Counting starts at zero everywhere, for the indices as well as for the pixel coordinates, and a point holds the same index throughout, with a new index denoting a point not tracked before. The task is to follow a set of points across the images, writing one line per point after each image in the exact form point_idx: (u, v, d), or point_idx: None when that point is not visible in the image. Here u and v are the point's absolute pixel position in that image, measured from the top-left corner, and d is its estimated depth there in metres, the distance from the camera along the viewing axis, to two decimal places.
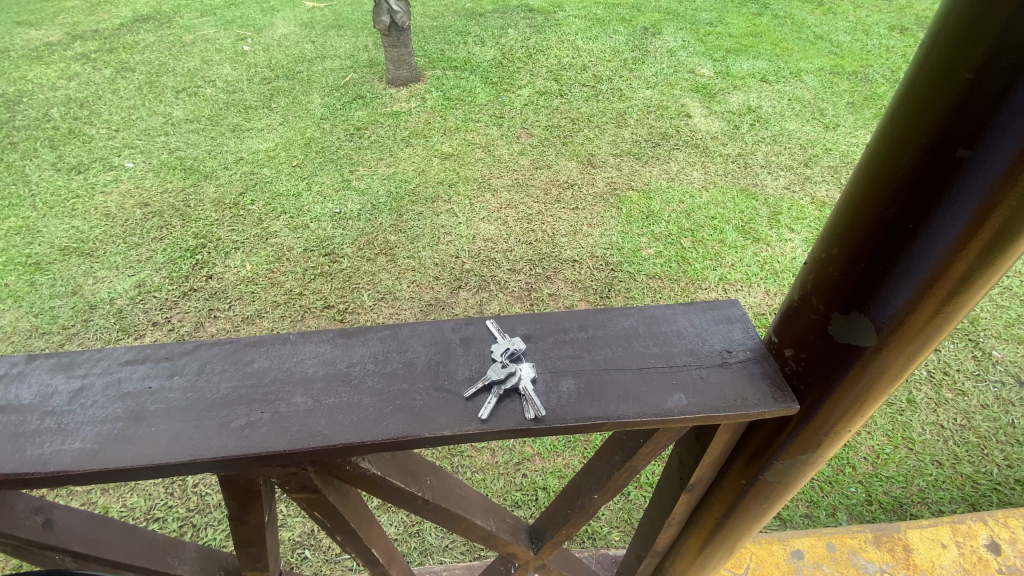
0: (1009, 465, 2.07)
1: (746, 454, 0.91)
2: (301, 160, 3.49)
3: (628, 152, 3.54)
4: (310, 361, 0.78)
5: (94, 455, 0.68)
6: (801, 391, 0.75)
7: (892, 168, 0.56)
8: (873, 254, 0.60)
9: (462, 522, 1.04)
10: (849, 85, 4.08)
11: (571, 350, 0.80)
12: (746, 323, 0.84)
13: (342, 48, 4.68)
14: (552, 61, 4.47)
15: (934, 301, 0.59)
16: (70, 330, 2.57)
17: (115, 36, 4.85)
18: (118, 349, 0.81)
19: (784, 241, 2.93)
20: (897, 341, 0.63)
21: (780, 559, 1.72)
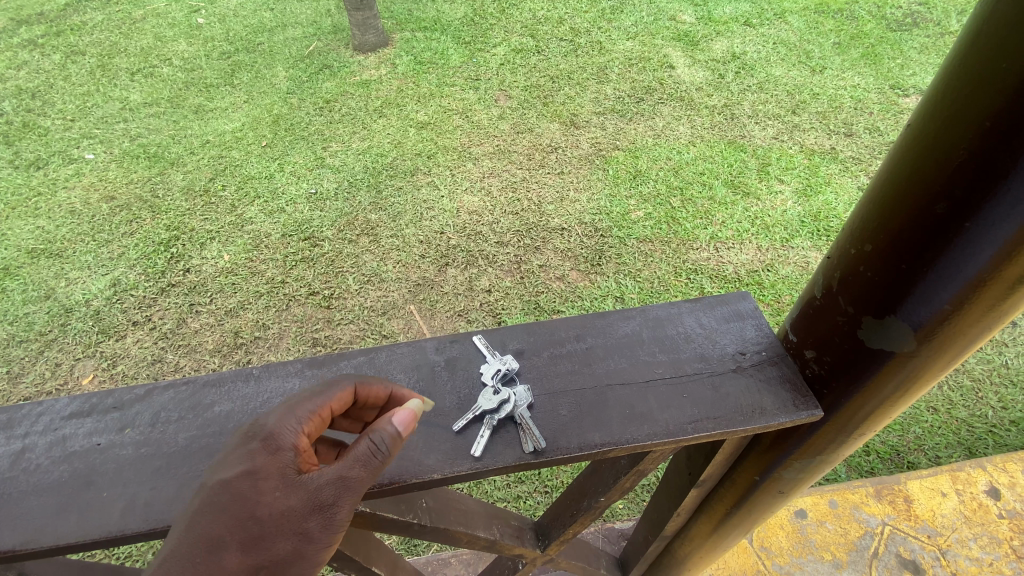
0: (1003, 407, 2.05)
1: (759, 452, 0.85)
2: (270, 139, 3.30)
3: (612, 109, 3.38)
4: (278, 402, 0.70)
5: (41, 531, 0.60)
6: (822, 394, 0.68)
7: (943, 152, 0.48)
8: (913, 254, 0.52)
9: (464, 537, 0.99)
10: (835, 23, 3.90)
11: (570, 365, 0.72)
12: (759, 318, 0.77)
13: (303, 14, 4.38)
14: (526, 15, 4.22)
15: (981, 304, 0.51)
16: (48, 337, 2.45)
17: (60, 16, 4.49)
18: (61, 400, 0.71)
19: (775, 193, 2.84)
20: (936, 346, 0.56)
21: (784, 519, 1.71)
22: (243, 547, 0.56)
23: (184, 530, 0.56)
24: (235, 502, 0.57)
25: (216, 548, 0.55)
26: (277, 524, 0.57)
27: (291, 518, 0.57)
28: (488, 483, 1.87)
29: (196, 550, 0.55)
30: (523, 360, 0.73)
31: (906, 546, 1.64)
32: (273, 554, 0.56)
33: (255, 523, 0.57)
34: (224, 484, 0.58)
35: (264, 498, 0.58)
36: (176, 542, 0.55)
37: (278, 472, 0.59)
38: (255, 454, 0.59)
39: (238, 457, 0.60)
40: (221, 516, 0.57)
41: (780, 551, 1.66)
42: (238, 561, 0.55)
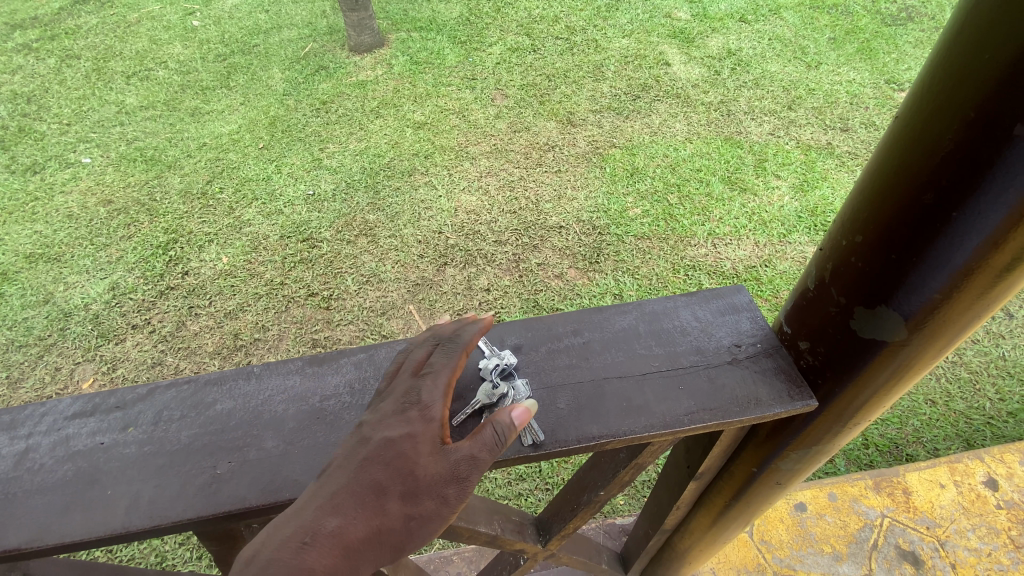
0: (1001, 399, 2.07)
1: (756, 443, 0.86)
2: (267, 141, 3.30)
3: (608, 107, 3.39)
4: (279, 399, 0.71)
5: (46, 530, 0.61)
6: (817, 384, 0.69)
7: (930, 143, 0.48)
8: (903, 245, 0.53)
9: (466, 532, 1.00)
10: (830, 19, 3.91)
11: (568, 359, 0.74)
12: (754, 311, 0.78)
13: (298, 15, 4.38)
14: (522, 14, 4.23)
15: (971, 292, 0.52)
16: (48, 341, 2.45)
17: (54, 20, 4.48)
18: (64, 400, 0.72)
19: (771, 189, 2.85)
20: (926, 335, 0.57)
21: (783, 513, 1.72)
22: (398, 499, 0.59)
23: (346, 474, 0.59)
24: (390, 458, 0.60)
25: (373, 495, 0.58)
26: (423, 484, 0.59)
27: (434, 482, 0.59)
28: (489, 481, 1.88)
29: (362, 496, 0.58)
30: (522, 355, 0.74)
31: (905, 538, 1.65)
32: (417, 511, 0.59)
33: (406, 478, 0.59)
34: (379, 438, 0.61)
35: (417, 457, 0.60)
36: (339, 483, 0.59)
37: (429, 437, 0.61)
38: (411, 419, 0.62)
39: (391, 418, 0.62)
40: (378, 467, 0.60)
41: (780, 544, 1.67)
42: (389, 512, 0.58)
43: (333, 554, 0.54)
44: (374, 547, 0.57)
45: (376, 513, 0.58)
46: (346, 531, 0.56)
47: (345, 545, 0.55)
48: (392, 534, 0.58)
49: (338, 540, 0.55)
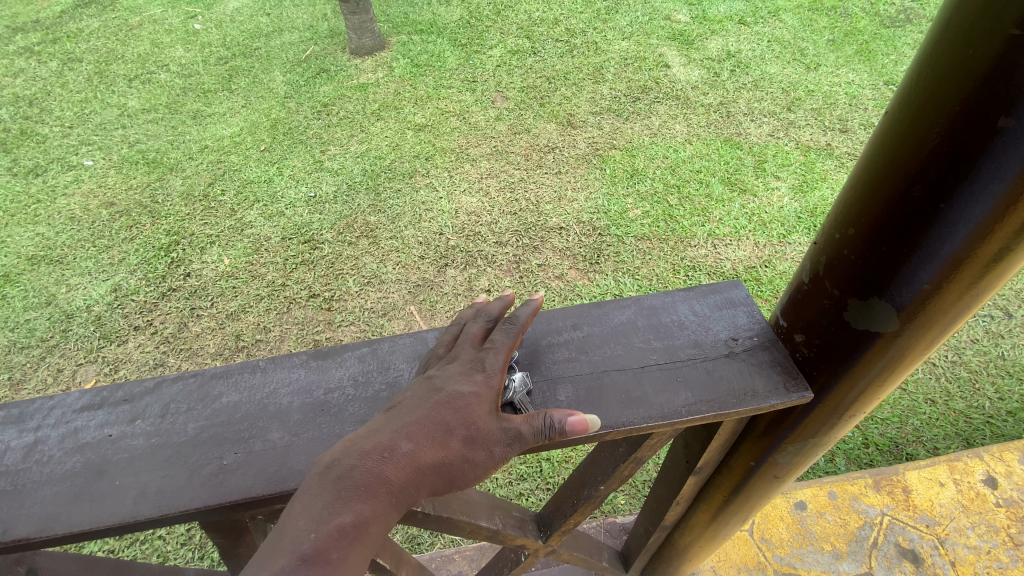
0: (1000, 398, 2.07)
1: (754, 437, 0.87)
2: (268, 144, 3.32)
3: (608, 109, 3.41)
4: (284, 392, 0.72)
5: (55, 519, 0.62)
6: (813, 376, 0.70)
7: (919, 137, 0.50)
8: (894, 237, 0.54)
9: (467, 527, 1.01)
10: (829, 21, 3.93)
11: (567, 352, 0.75)
12: (751, 305, 0.79)
13: (300, 19, 4.41)
14: (522, 17, 4.25)
15: (961, 283, 0.53)
16: (50, 343, 2.47)
17: (56, 24, 4.51)
18: (72, 394, 0.73)
19: (771, 189, 2.87)
20: (918, 326, 0.58)
21: (783, 511, 1.73)
22: (460, 440, 0.64)
23: (420, 410, 0.65)
24: (456, 405, 0.65)
25: (441, 433, 0.64)
26: (484, 432, 0.65)
27: (492, 434, 0.65)
28: (490, 480, 1.89)
29: (430, 432, 0.64)
30: (526, 349, 0.76)
31: (905, 536, 1.66)
32: (475, 454, 0.64)
33: (470, 424, 0.65)
34: (449, 385, 0.67)
35: (480, 408, 0.65)
36: (413, 416, 0.64)
37: (491, 397, 0.66)
38: (478, 379, 0.67)
39: (460, 375, 0.68)
40: (447, 410, 0.65)
41: (780, 542, 1.68)
42: (452, 450, 0.63)
43: (403, 472, 0.61)
44: (434, 476, 0.63)
45: (442, 449, 0.63)
46: (416, 458, 0.62)
47: (415, 467, 0.62)
48: (451, 469, 0.63)
49: (410, 464, 0.62)
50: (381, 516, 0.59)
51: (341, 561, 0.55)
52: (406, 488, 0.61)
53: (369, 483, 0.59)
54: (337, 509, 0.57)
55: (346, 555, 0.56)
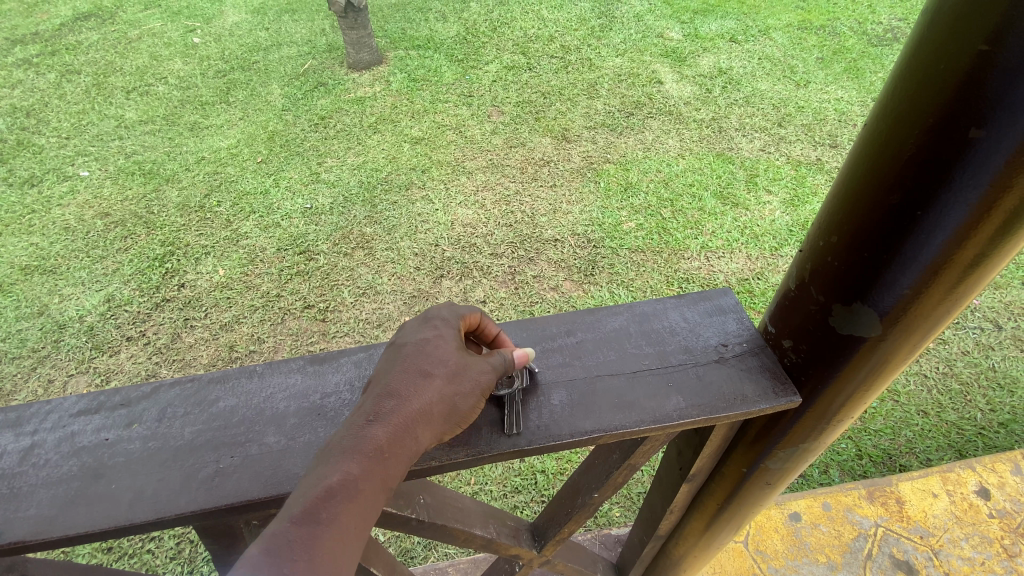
0: (991, 409, 2.09)
1: (744, 443, 0.88)
2: (265, 155, 3.34)
3: (603, 124, 3.47)
4: (280, 396, 0.73)
5: (51, 522, 0.62)
6: (801, 381, 0.72)
7: (896, 148, 0.52)
8: (876, 244, 0.56)
9: (461, 534, 1.02)
10: (818, 39, 4.03)
11: (561, 358, 0.78)
12: (740, 313, 0.81)
13: (298, 33, 4.46)
14: (518, 34, 4.33)
15: (940, 288, 0.55)
16: (41, 353, 2.45)
17: (55, 36, 4.54)
18: (69, 398, 0.74)
19: (763, 203, 2.91)
20: (900, 329, 0.60)
21: (778, 523, 1.73)
22: (441, 380, 0.68)
23: (396, 367, 0.69)
24: (429, 350, 0.71)
25: (421, 379, 0.68)
26: (462, 367, 0.70)
27: (471, 365, 0.70)
28: (485, 493, 1.89)
29: (411, 382, 0.68)
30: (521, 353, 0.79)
31: (900, 547, 1.66)
32: (460, 389, 0.68)
33: (445, 364, 0.70)
34: (414, 338, 0.72)
35: (448, 349, 0.71)
36: (392, 376, 0.69)
37: (454, 337, 0.73)
38: (437, 325, 0.74)
39: (420, 328, 0.74)
40: (419, 357, 0.70)
41: (775, 554, 1.68)
42: (436, 387, 0.67)
43: (391, 427, 0.64)
44: (424, 423, 0.66)
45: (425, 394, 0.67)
46: (398, 411, 0.65)
47: (401, 419, 0.65)
48: (442, 407, 0.67)
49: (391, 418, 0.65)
50: (371, 472, 0.61)
51: (337, 518, 0.58)
52: (396, 441, 0.64)
53: (356, 443, 0.63)
54: (326, 472, 0.60)
55: (340, 512, 0.58)
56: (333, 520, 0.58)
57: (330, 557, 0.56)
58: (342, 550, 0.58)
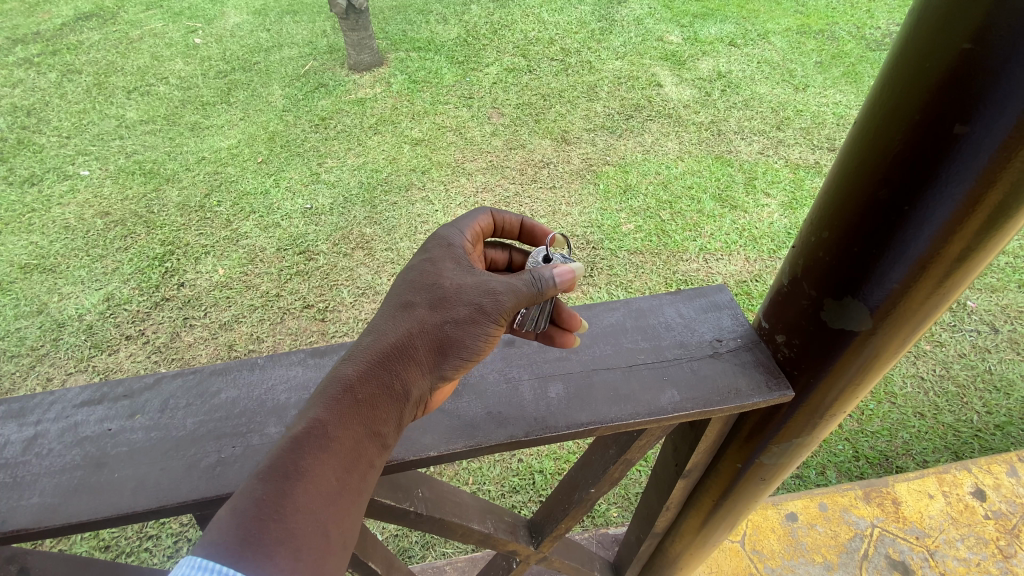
0: (987, 412, 2.10)
1: (739, 438, 0.89)
2: (266, 156, 3.35)
3: (602, 126, 3.48)
4: (281, 388, 0.74)
5: (53, 510, 0.63)
6: (793, 376, 0.73)
7: (885, 144, 0.53)
8: (865, 237, 0.58)
9: (459, 528, 1.03)
10: (816, 44, 4.05)
11: (558, 352, 0.79)
12: (735, 309, 0.82)
13: (299, 34, 4.48)
14: (518, 36, 4.35)
15: (929, 282, 0.56)
16: (40, 351, 2.46)
17: (56, 36, 4.56)
18: (72, 390, 0.75)
19: (761, 206, 2.92)
20: (890, 323, 0.61)
21: (775, 523, 1.74)
22: (427, 308, 0.72)
23: (389, 302, 0.74)
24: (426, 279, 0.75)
25: (407, 310, 0.72)
26: (449, 293, 0.73)
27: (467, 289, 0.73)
28: (483, 493, 1.89)
29: (400, 313, 0.72)
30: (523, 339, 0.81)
31: (896, 548, 1.67)
32: (450, 316, 0.71)
33: (431, 292, 0.73)
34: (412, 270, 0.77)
35: (445, 273, 0.75)
36: (384, 312, 0.73)
37: (449, 261, 0.77)
38: (434, 252, 0.78)
39: (419, 257, 0.79)
40: (410, 289, 0.74)
41: (772, 554, 1.68)
42: (419, 317, 0.71)
43: (367, 365, 0.67)
44: (405, 360, 0.69)
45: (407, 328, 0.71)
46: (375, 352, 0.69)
47: (378, 357, 0.68)
48: (426, 337, 0.70)
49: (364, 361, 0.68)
50: (338, 418, 0.63)
51: (311, 469, 0.59)
52: (373, 379, 0.67)
53: (327, 391, 0.65)
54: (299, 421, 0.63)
55: (311, 462, 0.59)
56: (306, 471, 0.59)
57: (305, 513, 0.57)
58: (321, 505, 0.59)
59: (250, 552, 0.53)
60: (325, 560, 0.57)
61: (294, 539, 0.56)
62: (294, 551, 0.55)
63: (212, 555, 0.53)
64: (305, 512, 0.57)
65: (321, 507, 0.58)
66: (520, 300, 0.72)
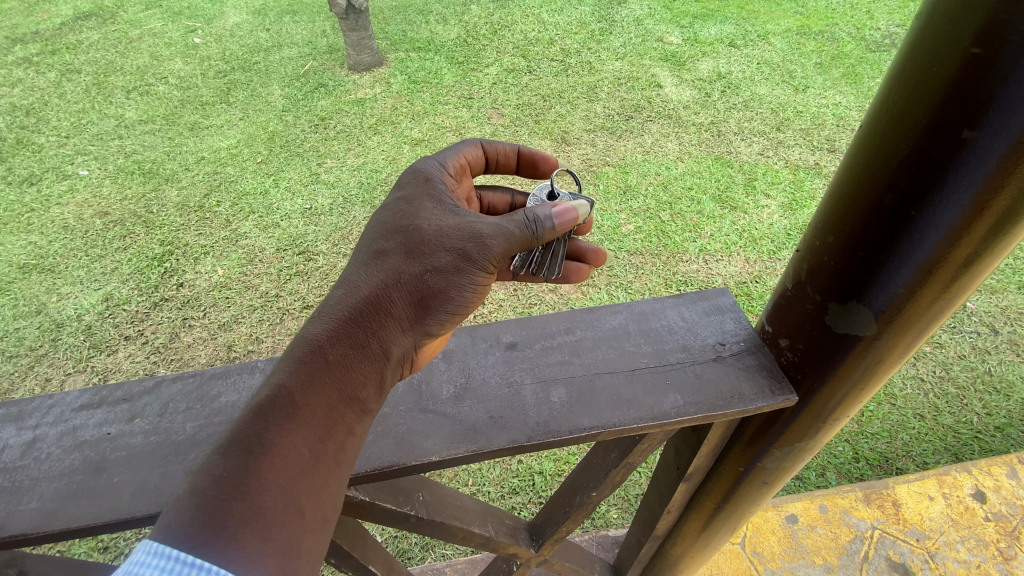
0: (987, 413, 2.10)
1: (741, 442, 0.89)
2: (265, 156, 3.35)
3: (603, 127, 3.48)
4: None
5: (52, 515, 0.63)
6: (798, 380, 0.72)
7: (890, 148, 0.53)
8: (870, 243, 0.57)
9: (460, 532, 1.02)
10: (816, 45, 4.05)
11: (561, 356, 0.79)
12: (737, 312, 0.82)
13: (298, 34, 4.48)
14: (518, 37, 4.34)
15: (934, 286, 0.56)
16: (39, 352, 2.45)
17: (56, 36, 4.55)
18: (71, 393, 0.74)
19: (761, 207, 2.92)
20: (895, 328, 0.61)
21: (775, 525, 1.74)
22: (404, 258, 0.78)
23: (366, 250, 0.80)
24: (407, 224, 0.82)
25: (384, 258, 0.78)
26: (425, 244, 0.79)
27: (451, 236, 0.80)
28: (483, 494, 1.89)
29: (378, 263, 0.78)
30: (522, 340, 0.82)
31: (896, 550, 1.67)
32: (430, 264, 0.78)
33: (407, 242, 0.79)
34: (396, 216, 0.83)
35: (421, 223, 0.81)
36: (360, 262, 0.79)
37: (423, 208, 0.84)
38: (411, 202, 0.85)
39: (397, 205, 0.86)
40: (387, 241, 0.80)
41: (772, 556, 1.68)
42: (397, 265, 0.77)
43: (340, 322, 0.71)
44: (383, 317, 0.74)
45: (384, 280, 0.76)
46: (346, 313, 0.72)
47: (352, 312, 0.72)
48: (405, 287, 0.76)
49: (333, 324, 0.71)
50: (306, 385, 0.64)
51: (278, 442, 0.60)
52: (348, 336, 0.70)
53: (297, 356, 0.67)
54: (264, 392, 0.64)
55: (278, 436, 0.60)
56: (272, 447, 0.60)
57: (273, 490, 0.58)
58: (291, 481, 0.60)
59: (213, 534, 0.54)
60: (297, 537, 0.59)
61: (265, 518, 0.57)
62: (263, 535, 0.56)
63: (169, 541, 0.53)
64: (276, 488, 0.59)
65: (291, 483, 0.59)
66: (509, 244, 0.80)
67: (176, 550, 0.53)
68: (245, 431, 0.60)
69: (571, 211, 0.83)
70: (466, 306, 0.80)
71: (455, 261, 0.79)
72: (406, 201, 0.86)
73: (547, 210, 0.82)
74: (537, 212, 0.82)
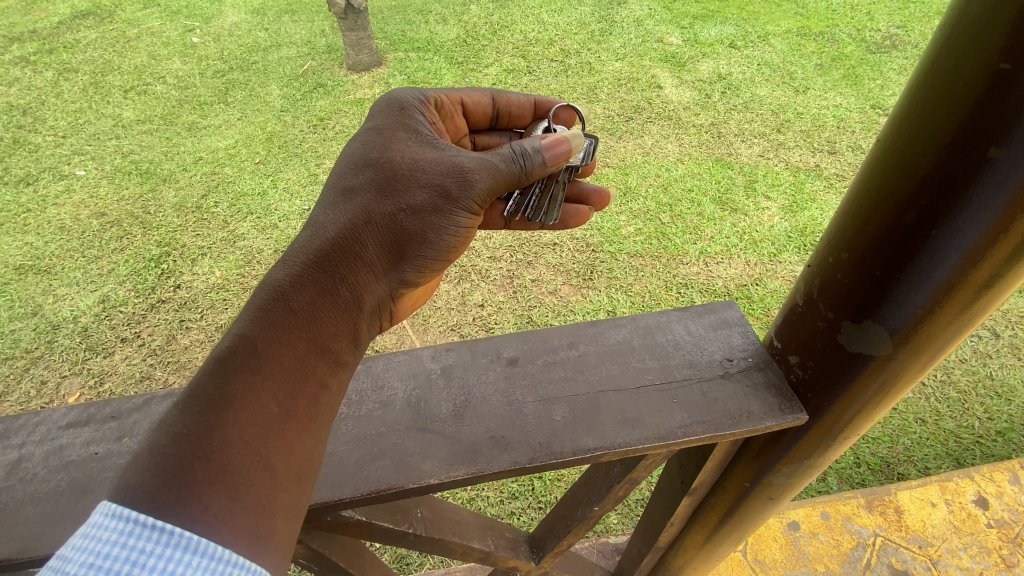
0: (989, 418, 2.08)
1: (747, 457, 0.86)
2: (263, 156, 3.32)
3: (603, 127, 3.46)
4: None
5: (38, 539, 0.61)
6: (807, 398, 0.70)
7: (910, 166, 0.51)
8: (887, 262, 0.55)
9: (459, 548, 1.00)
10: (816, 46, 4.03)
11: (563, 372, 0.77)
12: (745, 326, 0.80)
13: (297, 34, 4.44)
14: (518, 37, 4.32)
15: (952, 307, 0.54)
16: (34, 354, 2.42)
17: (53, 35, 4.51)
18: (58, 410, 0.72)
19: (762, 209, 2.90)
20: (910, 349, 0.59)
21: (777, 532, 1.72)
22: (378, 196, 0.84)
23: (338, 184, 0.87)
24: (378, 156, 0.88)
25: (356, 195, 0.84)
26: (398, 180, 0.85)
27: (430, 170, 0.87)
28: (481, 499, 1.87)
29: (351, 196, 0.84)
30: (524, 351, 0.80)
31: (898, 557, 1.65)
32: (405, 203, 0.85)
33: (379, 177, 0.86)
34: (369, 148, 0.89)
35: (392, 156, 0.87)
36: (334, 198, 0.85)
37: (391, 140, 0.90)
38: (383, 134, 0.92)
39: (370, 136, 0.92)
40: (361, 177, 0.86)
41: (773, 563, 1.67)
42: (370, 201, 0.84)
43: (307, 267, 0.74)
44: (357, 261, 0.79)
45: (356, 218, 0.82)
46: (316, 261, 0.75)
47: (321, 254, 0.76)
48: (379, 223, 0.83)
49: (301, 273, 0.73)
50: (270, 337, 0.65)
51: (244, 397, 0.60)
52: (315, 277, 0.74)
53: (262, 309, 0.68)
54: (228, 343, 0.64)
55: (242, 391, 0.60)
56: (236, 402, 0.59)
57: (240, 440, 0.58)
58: (257, 433, 0.60)
59: (178, 494, 0.54)
60: (267, 495, 0.59)
61: (235, 475, 0.57)
62: (232, 496, 0.56)
63: (125, 503, 0.53)
64: (242, 445, 0.58)
65: (257, 438, 0.59)
66: (497, 177, 0.88)
67: (135, 513, 0.53)
68: (208, 387, 0.60)
69: (557, 148, 0.93)
70: (443, 248, 0.88)
71: (432, 198, 0.86)
72: (380, 133, 0.92)
73: (537, 144, 0.91)
74: (527, 148, 0.90)
